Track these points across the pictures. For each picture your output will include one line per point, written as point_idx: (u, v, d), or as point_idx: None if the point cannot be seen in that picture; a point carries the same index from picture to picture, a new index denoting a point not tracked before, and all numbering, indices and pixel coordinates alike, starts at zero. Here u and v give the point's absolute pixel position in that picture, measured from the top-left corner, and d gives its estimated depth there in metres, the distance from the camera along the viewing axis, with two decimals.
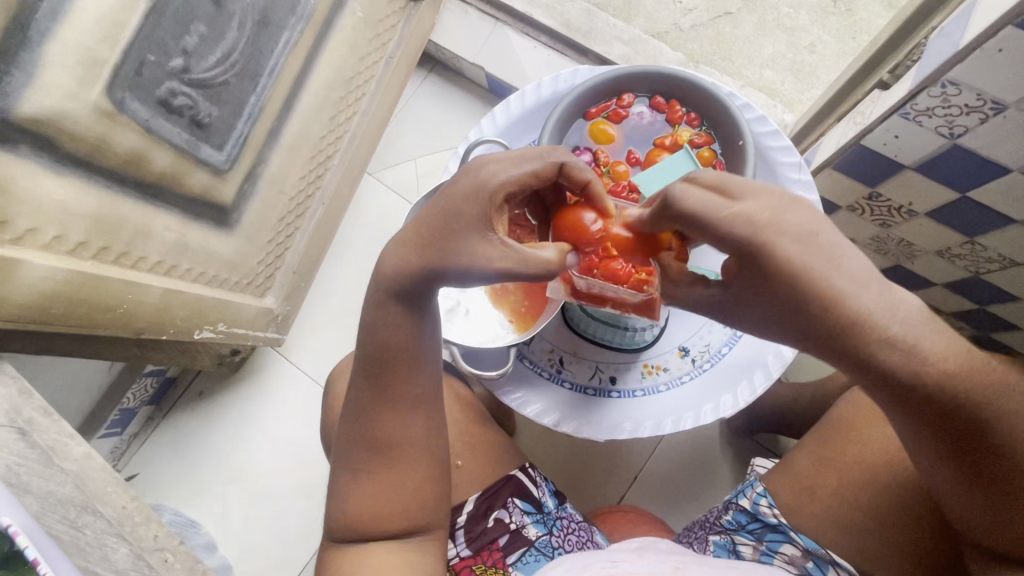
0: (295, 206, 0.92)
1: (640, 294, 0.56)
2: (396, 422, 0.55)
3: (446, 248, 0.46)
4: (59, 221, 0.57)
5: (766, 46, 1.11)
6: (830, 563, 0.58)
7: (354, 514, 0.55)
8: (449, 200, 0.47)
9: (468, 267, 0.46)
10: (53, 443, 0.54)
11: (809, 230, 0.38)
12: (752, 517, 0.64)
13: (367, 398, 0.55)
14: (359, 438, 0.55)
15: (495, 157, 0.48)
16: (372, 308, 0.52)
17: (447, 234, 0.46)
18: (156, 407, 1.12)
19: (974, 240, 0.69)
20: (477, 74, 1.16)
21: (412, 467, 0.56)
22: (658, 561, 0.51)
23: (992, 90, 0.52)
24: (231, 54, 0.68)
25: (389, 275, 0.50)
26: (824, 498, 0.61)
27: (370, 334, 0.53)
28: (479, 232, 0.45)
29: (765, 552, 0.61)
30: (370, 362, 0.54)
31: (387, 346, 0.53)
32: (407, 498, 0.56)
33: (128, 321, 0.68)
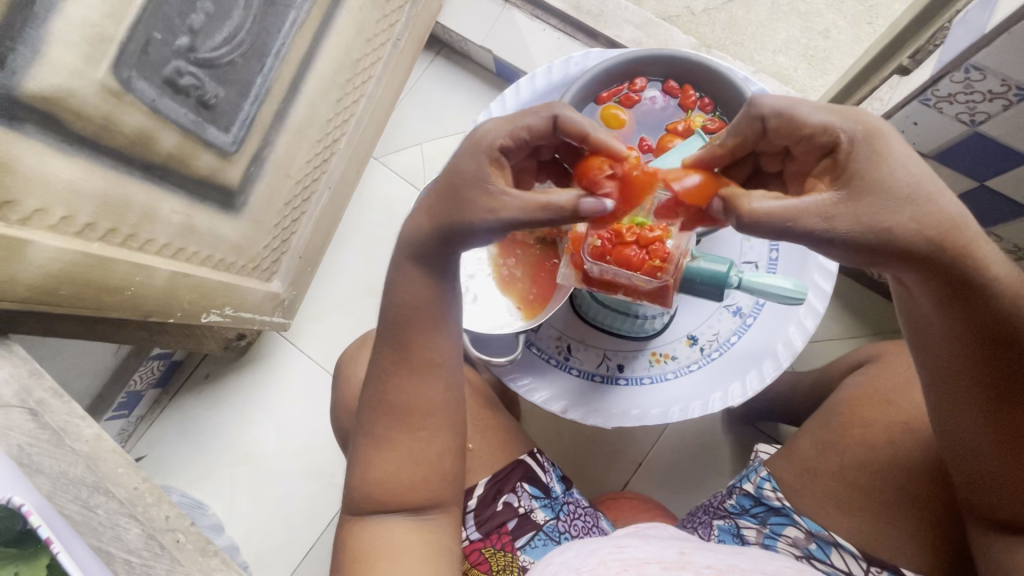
0: (301, 190, 0.91)
1: (657, 280, 0.55)
2: (415, 389, 0.55)
3: (453, 205, 0.49)
4: (66, 202, 0.56)
5: (779, 31, 1.09)
6: (834, 545, 0.58)
7: (372, 485, 0.55)
8: (454, 160, 0.50)
9: (474, 222, 0.48)
10: (64, 424, 0.55)
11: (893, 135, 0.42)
12: (756, 501, 0.64)
13: (386, 361, 0.56)
14: (380, 407, 0.56)
15: (494, 119, 0.51)
16: (393, 268, 0.55)
17: (455, 193, 0.49)
18: (163, 389, 1.13)
19: (989, 230, 0.68)
20: (484, 57, 1.14)
21: (423, 435, 0.56)
22: (663, 547, 0.51)
23: (1016, 76, 0.51)
24: (238, 34, 0.67)
25: (405, 236, 0.54)
26: (827, 482, 0.61)
27: (391, 298, 0.55)
28: (480, 185, 0.48)
29: (768, 535, 0.61)
30: (390, 325, 0.55)
31: (404, 307, 0.54)
32: (422, 473, 0.55)
33: (136, 304, 0.68)
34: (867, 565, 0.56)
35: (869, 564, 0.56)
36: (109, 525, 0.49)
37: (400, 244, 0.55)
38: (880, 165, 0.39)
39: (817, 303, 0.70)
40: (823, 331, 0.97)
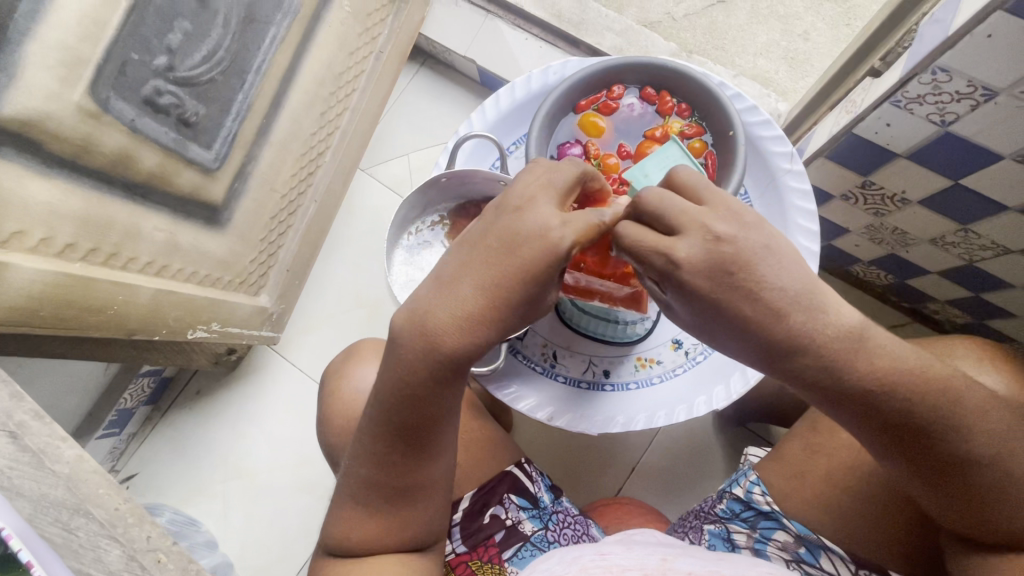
0: (286, 204, 0.92)
1: (630, 286, 0.58)
2: (427, 473, 0.54)
3: (512, 313, 0.46)
4: (46, 223, 0.56)
5: (759, 35, 1.10)
6: (823, 548, 0.58)
7: (358, 541, 0.55)
8: (519, 268, 0.45)
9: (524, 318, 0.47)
10: (44, 446, 0.52)
11: (727, 267, 0.41)
12: (746, 505, 0.63)
13: (392, 457, 0.52)
14: (385, 490, 0.53)
15: (554, 218, 0.45)
16: (409, 375, 0.47)
17: (515, 303, 0.46)
18: (154, 406, 1.12)
19: (967, 227, 0.69)
20: (469, 68, 1.15)
21: (423, 508, 0.56)
22: (645, 553, 0.51)
23: (982, 77, 0.51)
24: (217, 52, 0.68)
25: (438, 347, 0.46)
26: (815, 484, 0.61)
27: (409, 403, 0.49)
28: (540, 291, 0.46)
29: (759, 540, 0.61)
30: (397, 428, 0.50)
31: (422, 413, 0.50)
32: (412, 531, 0.56)
33: (120, 323, 0.67)
34: (856, 568, 0.57)
35: (857, 568, 0.57)
36: (89, 547, 0.48)
37: (433, 358, 0.46)
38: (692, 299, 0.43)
39: None
40: None
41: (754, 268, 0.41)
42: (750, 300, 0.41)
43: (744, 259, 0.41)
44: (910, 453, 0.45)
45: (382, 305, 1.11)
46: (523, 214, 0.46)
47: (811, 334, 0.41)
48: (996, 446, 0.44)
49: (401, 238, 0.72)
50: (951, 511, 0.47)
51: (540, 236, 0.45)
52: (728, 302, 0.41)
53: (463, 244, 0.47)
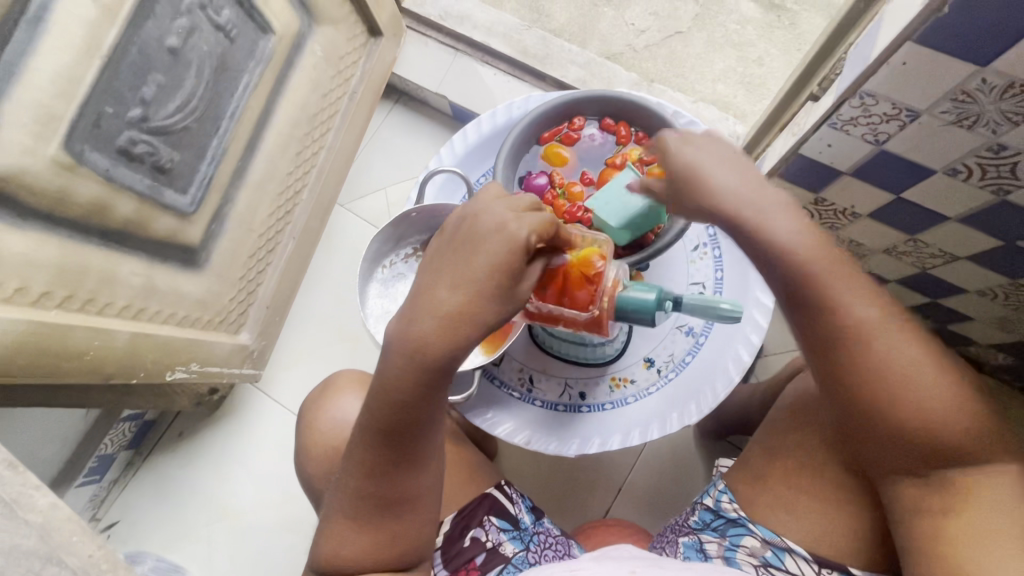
0: (265, 242, 0.93)
1: (588, 310, 0.53)
2: (413, 484, 0.54)
3: (484, 309, 0.47)
4: (21, 273, 0.57)
5: (716, 62, 1.16)
6: (787, 550, 0.59)
7: (347, 557, 0.55)
8: (488, 266, 0.47)
9: (499, 316, 0.49)
10: (17, 496, 0.50)
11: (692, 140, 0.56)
12: (716, 514, 0.66)
13: (380, 464, 0.53)
14: (372, 501, 0.54)
15: (511, 217, 0.49)
16: (397, 380, 0.49)
17: (485, 299, 0.47)
18: (136, 450, 1.11)
19: (916, 237, 0.72)
20: (441, 103, 1.19)
21: (410, 523, 0.55)
22: (617, 566, 0.53)
23: (904, 100, 0.55)
24: (190, 101, 0.71)
25: (424, 349, 0.48)
26: (774, 487, 0.62)
27: (391, 408, 0.50)
28: (511, 286, 0.48)
29: (728, 547, 0.62)
30: (383, 435, 0.51)
31: (406, 417, 0.50)
32: (402, 546, 0.56)
33: (98, 368, 0.68)
34: (819, 568, 0.58)
35: (820, 567, 0.58)
36: None
37: (417, 360, 0.48)
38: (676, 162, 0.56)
39: (760, 317, 0.73)
40: (784, 341, 0.99)
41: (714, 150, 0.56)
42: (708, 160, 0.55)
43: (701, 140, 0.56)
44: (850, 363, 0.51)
45: (363, 337, 1.12)
46: (486, 219, 0.49)
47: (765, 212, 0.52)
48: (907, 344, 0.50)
49: (375, 271, 0.74)
50: (871, 437, 0.51)
51: (502, 234, 0.48)
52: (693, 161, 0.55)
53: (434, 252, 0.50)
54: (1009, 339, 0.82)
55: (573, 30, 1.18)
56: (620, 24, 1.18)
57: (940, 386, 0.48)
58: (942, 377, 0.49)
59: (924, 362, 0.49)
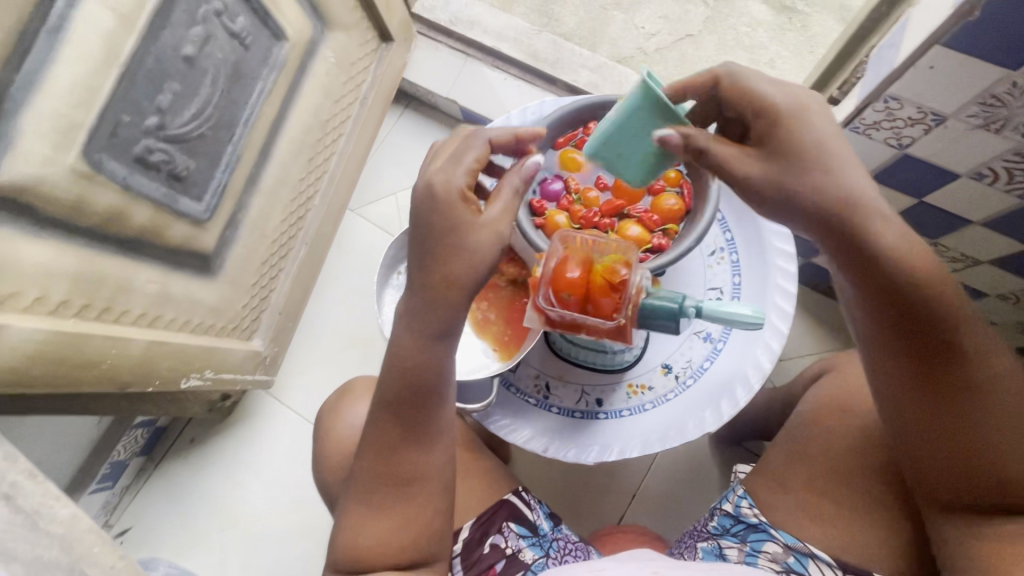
0: (277, 248, 0.93)
1: (613, 320, 0.53)
2: (417, 459, 0.55)
3: (446, 259, 0.49)
4: (40, 283, 0.57)
5: (728, 65, 1.15)
6: (811, 556, 0.58)
7: (364, 547, 0.54)
8: (432, 219, 0.49)
9: (465, 256, 0.49)
10: (38, 507, 0.50)
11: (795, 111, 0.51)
12: (736, 520, 0.65)
13: (387, 438, 0.54)
14: (380, 479, 0.55)
15: (437, 165, 0.50)
16: (398, 349, 0.52)
17: (444, 248, 0.49)
18: (148, 456, 1.11)
19: (936, 242, 0.71)
20: (451, 108, 1.19)
21: (420, 505, 0.55)
22: (639, 565, 0.53)
23: (929, 103, 0.54)
24: (205, 108, 0.71)
25: (423, 313, 0.50)
26: (796, 490, 0.63)
27: (390, 375, 0.53)
28: (464, 224, 0.49)
29: (749, 553, 0.61)
30: (390, 406, 0.54)
31: (408, 387, 0.53)
32: (416, 533, 0.55)
33: (114, 375, 0.67)
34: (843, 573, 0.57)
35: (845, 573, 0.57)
36: None
37: (408, 323, 0.51)
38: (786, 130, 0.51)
39: (781, 322, 0.72)
40: (800, 346, 0.98)
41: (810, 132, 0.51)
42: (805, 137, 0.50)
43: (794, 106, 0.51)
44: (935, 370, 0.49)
45: (374, 342, 1.12)
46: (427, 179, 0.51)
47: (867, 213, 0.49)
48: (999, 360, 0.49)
49: (390, 277, 0.73)
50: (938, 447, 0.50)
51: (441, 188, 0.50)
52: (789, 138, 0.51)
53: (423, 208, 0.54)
54: None
55: (583, 34, 1.18)
56: (631, 28, 1.18)
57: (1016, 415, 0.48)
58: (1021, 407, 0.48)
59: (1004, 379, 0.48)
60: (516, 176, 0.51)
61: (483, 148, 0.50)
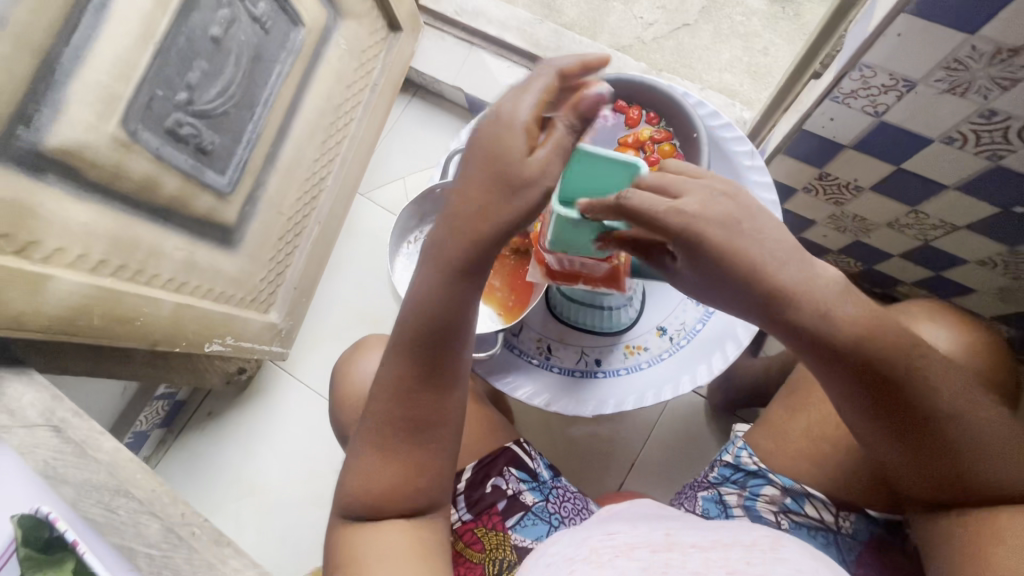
0: (292, 226, 0.98)
1: (606, 262, 0.58)
2: (432, 413, 0.56)
3: (492, 195, 0.47)
4: (83, 241, 0.62)
5: (723, 52, 1.20)
6: (807, 497, 0.64)
7: (367, 488, 0.55)
8: (485, 149, 0.47)
9: (511, 191, 0.46)
10: (86, 438, 0.59)
11: (729, 219, 0.45)
12: (735, 469, 0.69)
13: (404, 385, 0.55)
14: (395, 425, 0.55)
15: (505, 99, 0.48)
16: (425, 292, 0.52)
17: (491, 181, 0.47)
18: (168, 428, 1.17)
19: (916, 209, 0.75)
20: (457, 95, 1.24)
21: (426, 459, 0.56)
22: (651, 529, 0.50)
23: (901, 70, 0.58)
24: (229, 87, 0.76)
25: (450, 249, 0.50)
26: (797, 441, 0.66)
27: (413, 318, 0.53)
28: (514, 159, 0.46)
29: (748, 497, 0.66)
30: (410, 351, 0.54)
31: (429, 335, 0.53)
32: (417, 485, 0.56)
33: (146, 333, 0.72)
34: (836, 510, 0.63)
35: (838, 509, 0.63)
36: (131, 523, 0.55)
37: (438, 263, 0.51)
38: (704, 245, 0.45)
39: None
40: None
41: (751, 219, 0.46)
42: (726, 237, 0.45)
43: (705, 196, 0.45)
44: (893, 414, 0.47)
45: (384, 319, 1.17)
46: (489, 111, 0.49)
47: (825, 305, 0.45)
48: (989, 411, 0.47)
49: (402, 246, 0.78)
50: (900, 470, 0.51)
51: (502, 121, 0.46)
52: (724, 253, 0.45)
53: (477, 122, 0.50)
54: (1012, 311, 0.84)
55: (583, 24, 1.23)
56: (629, 18, 1.22)
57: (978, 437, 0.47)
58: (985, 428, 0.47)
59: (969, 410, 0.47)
60: (575, 113, 0.45)
61: (551, 78, 0.47)
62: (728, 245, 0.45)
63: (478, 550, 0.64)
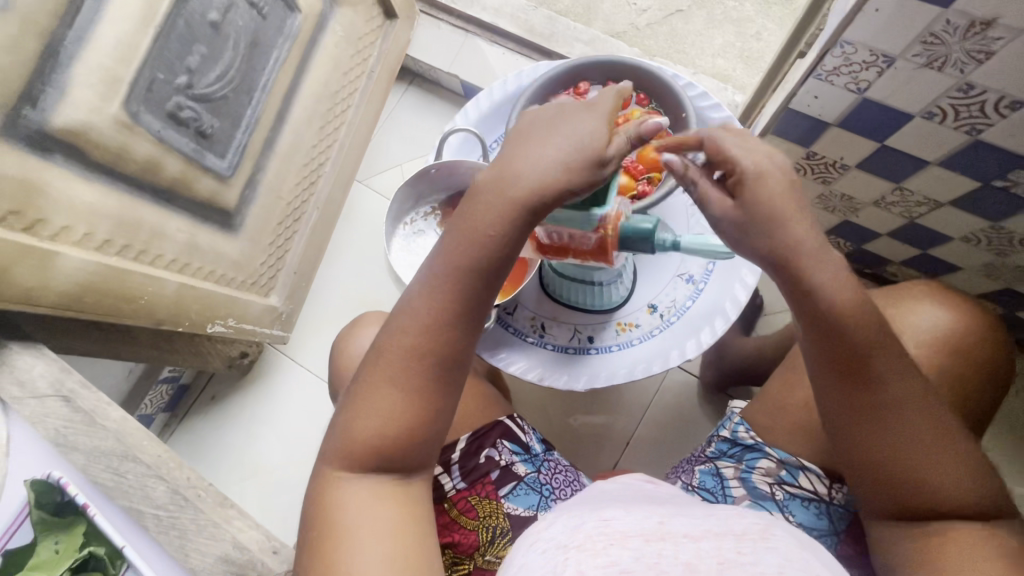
0: (291, 211, 1.00)
1: (594, 233, 0.58)
2: (447, 370, 0.53)
3: (570, 161, 0.49)
4: (88, 220, 0.64)
5: (715, 37, 1.21)
6: (801, 469, 0.65)
7: (372, 424, 0.52)
8: (566, 125, 0.51)
9: (585, 157, 0.49)
10: (94, 407, 0.60)
11: (786, 172, 0.48)
12: (732, 443, 0.71)
13: (428, 323, 0.52)
14: (412, 362, 0.52)
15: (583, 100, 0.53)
16: (476, 223, 0.51)
17: (571, 148, 0.49)
18: (172, 413, 1.19)
19: (901, 186, 0.77)
20: (453, 83, 1.25)
21: (432, 417, 0.54)
22: (643, 517, 0.48)
23: (880, 46, 0.60)
24: (228, 72, 0.77)
25: (516, 184, 0.50)
26: (793, 414, 0.68)
27: (451, 249, 0.52)
28: (597, 135, 0.49)
29: (744, 469, 0.68)
30: (445, 283, 0.52)
31: (461, 273, 0.52)
32: (420, 433, 0.53)
33: (151, 313, 0.74)
34: (830, 483, 0.64)
35: (832, 483, 0.64)
36: (138, 487, 0.58)
37: (495, 194, 0.50)
38: (762, 188, 0.47)
39: None
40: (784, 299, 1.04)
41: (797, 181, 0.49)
42: (783, 182, 0.47)
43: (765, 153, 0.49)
44: (859, 396, 0.50)
45: (383, 304, 1.19)
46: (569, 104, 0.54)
47: (818, 274, 0.48)
48: (937, 409, 0.50)
49: (398, 227, 0.80)
50: (857, 463, 0.53)
51: (586, 112, 0.52)
52: (773, 195, 0.47)
53: (537, 114, 0.55)
54: (997, 287, 0.86)
55: (577, 10, 1.24)
56: (623, 4, 1.23)
57: (927, 431, 0.50)
58: (936, 425, 0.50)
59: (925, 407, 0.50)
60: (637, 126, 0.51)
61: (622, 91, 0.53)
62: (779, 188, 0.47)
63: (472, 518, 0.66)
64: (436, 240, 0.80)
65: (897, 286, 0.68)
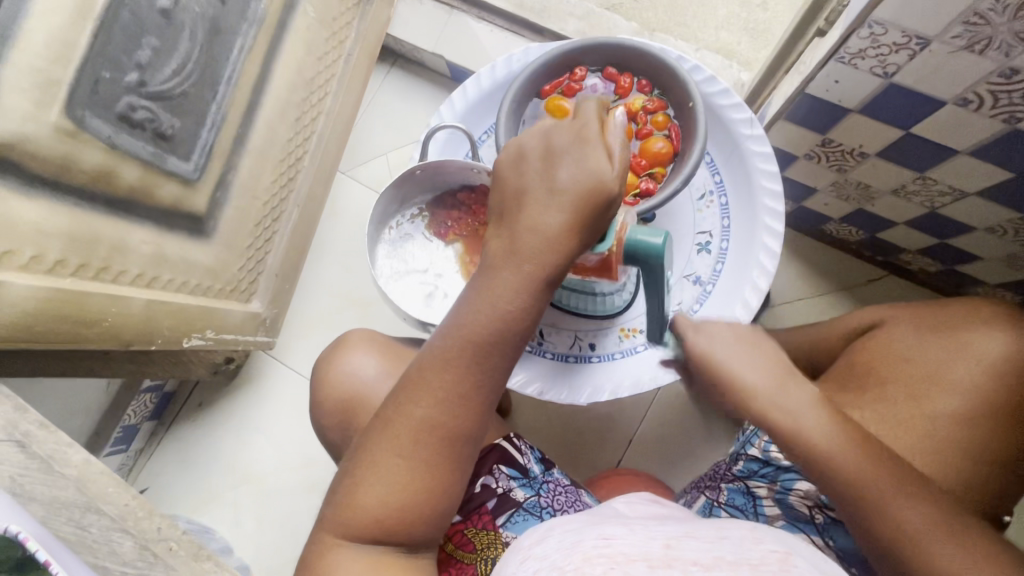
0: (269, 210, 0.93)
1: (598, 255, 0.55)
2: (453, 448, 0.51)
3: (578, 207, 0.49)
4: (35, 242, 0.58)
5: (719, 8, 1.12)
6: None
7: (376, 496, 0.50)
8: (562, 161, 0.50)
9: (591, 199, 0.48)
10: (53, 452, 0.58)
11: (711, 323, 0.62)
12: (764, 462, 0.67)
13: (438, 395, 0.50)
14: (417, 437, 0.50)
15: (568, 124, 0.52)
16: (495, 292, 0.50)
17: (574, 191, 0.49)
18: (159, 420, 1.15)
19: (924, 174, 0.71)
20: (438, 64, 1.17)
21: (437, 493, 0.51)
22: (648, 538, 0.44)
23: (913, 26, 0.53)
24: (186, 65, 0.70)
25: (532, 244, 0.49)
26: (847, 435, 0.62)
27: (464, 316, 0.51)
28: (597, 172, 0.49)
29: (779, 490, 0.64)
30: (456, 354, 0.50)
31: (473, 345, 0.50)
32: (423, 510, 0.51)
33: (117, 334, 0.69)
34: None
35: None
36: (103, 542, 0.55)
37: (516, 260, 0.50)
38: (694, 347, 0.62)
39: (770, 263, 0.73)
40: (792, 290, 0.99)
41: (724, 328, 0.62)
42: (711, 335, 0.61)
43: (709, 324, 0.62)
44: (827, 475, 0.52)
45: (372, 303, 1.14)
46: (553, 129, 0.52)
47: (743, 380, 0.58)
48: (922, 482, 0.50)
49: (382, 234, 0.73)
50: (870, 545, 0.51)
51: (576, 144, 0.50)
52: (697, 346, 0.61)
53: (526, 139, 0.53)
54: (1017, 277, 0.81)
55: None
56: None
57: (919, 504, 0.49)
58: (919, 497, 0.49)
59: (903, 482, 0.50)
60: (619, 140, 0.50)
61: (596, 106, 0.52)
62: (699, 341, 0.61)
63: (469, 552, 0.62)
64: (425, 246, 0.75)
65: (943, 316, 0.64)
